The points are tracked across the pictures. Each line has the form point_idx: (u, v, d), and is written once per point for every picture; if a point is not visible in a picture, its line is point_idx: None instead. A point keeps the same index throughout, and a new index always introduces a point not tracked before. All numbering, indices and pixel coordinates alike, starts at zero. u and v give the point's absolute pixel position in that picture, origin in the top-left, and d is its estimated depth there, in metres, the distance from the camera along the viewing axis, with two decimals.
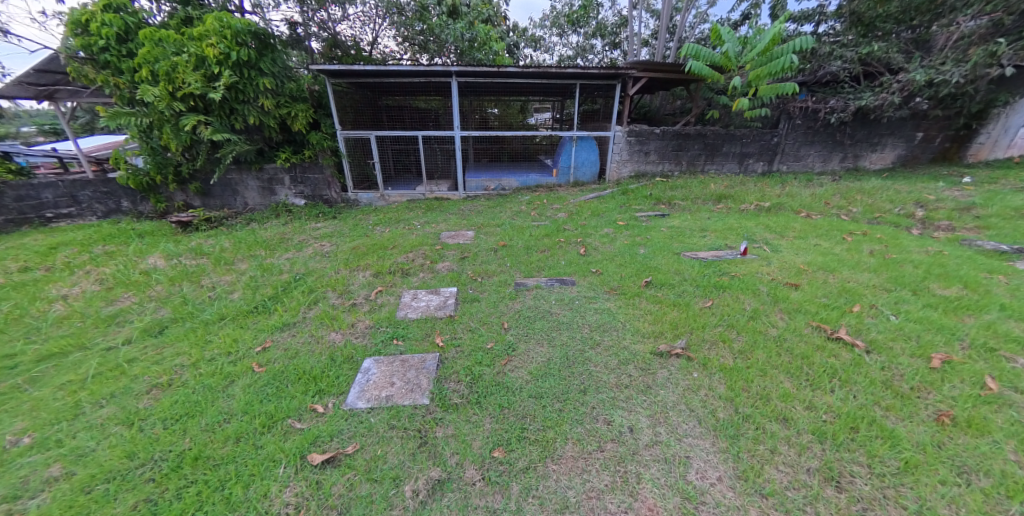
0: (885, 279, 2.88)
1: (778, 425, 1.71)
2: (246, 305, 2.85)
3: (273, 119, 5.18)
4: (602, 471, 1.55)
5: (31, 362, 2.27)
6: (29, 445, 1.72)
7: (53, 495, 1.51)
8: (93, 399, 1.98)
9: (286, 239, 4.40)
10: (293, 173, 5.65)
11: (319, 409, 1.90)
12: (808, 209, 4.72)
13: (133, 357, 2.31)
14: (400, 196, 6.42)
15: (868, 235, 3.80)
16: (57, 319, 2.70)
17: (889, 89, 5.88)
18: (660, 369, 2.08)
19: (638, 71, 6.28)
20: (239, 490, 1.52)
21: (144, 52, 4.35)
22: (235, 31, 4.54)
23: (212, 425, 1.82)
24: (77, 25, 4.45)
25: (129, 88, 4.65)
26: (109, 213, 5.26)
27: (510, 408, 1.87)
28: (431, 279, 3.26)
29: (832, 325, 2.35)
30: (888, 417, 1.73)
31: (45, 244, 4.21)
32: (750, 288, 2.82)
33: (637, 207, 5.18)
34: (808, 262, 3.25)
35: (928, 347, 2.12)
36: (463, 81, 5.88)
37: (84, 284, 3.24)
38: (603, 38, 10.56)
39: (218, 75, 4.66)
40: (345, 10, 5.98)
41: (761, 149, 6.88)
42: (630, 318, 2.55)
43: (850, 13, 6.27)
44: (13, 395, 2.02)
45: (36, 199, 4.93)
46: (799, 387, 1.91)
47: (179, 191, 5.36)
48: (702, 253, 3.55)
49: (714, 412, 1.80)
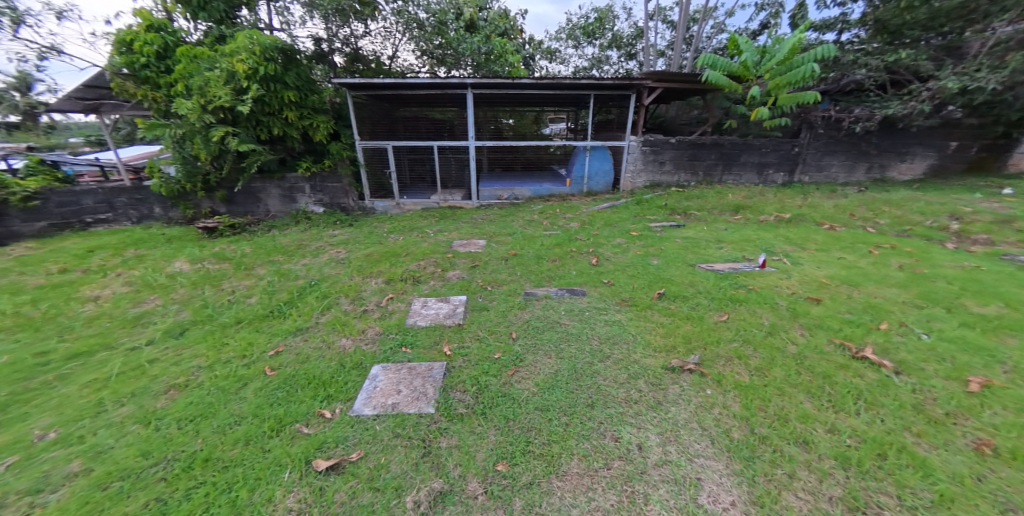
0: (915, 296, 2.74)
1: (797, 448, 1.63)
2: (262, 309, 2.93)
3: (296, 129, 5.40)
4: (608, 490, 1.49)
5: (61, 360, 2.38)
6: (53, 441, 1.79)
7: (70, 491, 1.56)
8: (115, 397, 2.06)
9: (303, 245, 4.50)
10: (312, 182, 5.85)
11: (326, 415, 1.92)
12: (831, 221, 4.55)
13: (155, 358, 2.39)
14: (414, 204, 6.54)
15: (896, 248, 3.63)
16: (87, 320, 2.84)
17: (918, 97, 5.68)
18: (671, 384, 2.02)
19: (652, 81, 6.22)
20: (244, 493, 1.53)
21: (180, 68, 4.64)
22: (263, 48, 4.76)
23: (223, 427, 1.86)
24: (122, 44, 4.74)
25: (164, 102, 4.95)
26: (142, 219, 5.54)
27: (515, 420, 1.84)
28: (441, 287, 3.29)
29: (857, 344, 2.24)
30: (920, 444, 1.61)
31: (81, 248, 4.42)
32: (768, 302, 2.73)
33: (650, 217, 5.08)
34: (830, 275, 3.13)
35: (964, 370, 1.99)
36: (477, 93, 5.99)
37: (114, 287, 3.40)
38: (619, 49, 10.66)
39: (247, 89, 4.84)
40: (367, 26, 6.22)
41: (782, 158, 6.70)
42: (641, 331, 2.50)
43: (875, 21, 6.22)
44: (42, 391, 2.11)
45: (76, 204, 5.19)
46: (820, 408, 1.82)
47: (206, 199, 5.63)
48: (718, 265, 3.45)
49: (727, 431, 1.73)
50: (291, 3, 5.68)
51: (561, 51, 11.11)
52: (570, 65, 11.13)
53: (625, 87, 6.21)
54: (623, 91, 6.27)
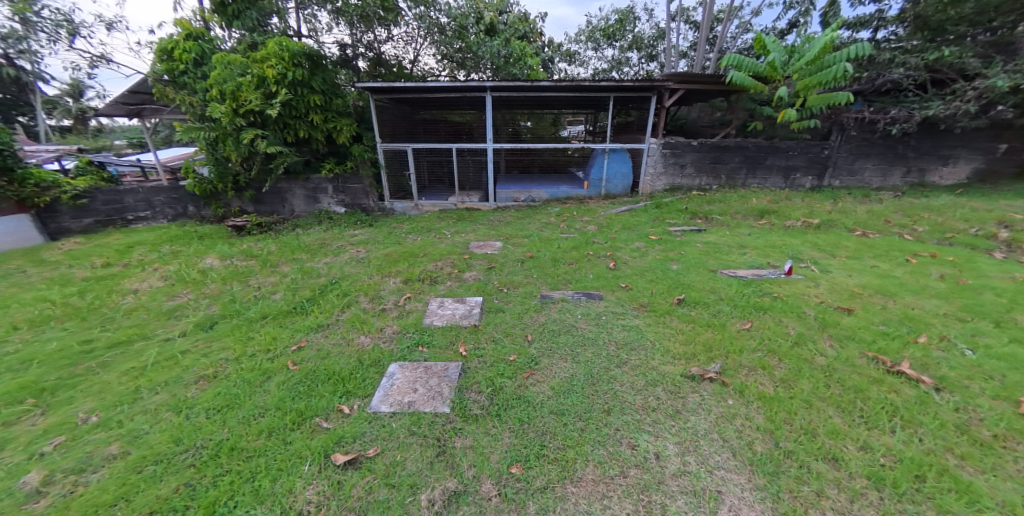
0: (958, 308, 2.59)
1: (825, 465, 1.56)
2: (286, 305, 3.03)
3: (321, 132, 5.57)
4: (625, 499, 1.48)
5: (103, 348, 2.53)
6: (96, 424, 1.90)
7: (110, 472, 1.66)
8: (150, 385, 2.17)
9: (326, 244, 4.64)
10: (335, 184, 6.02)
11: (345, 410, 1.97)
12: (863, 227, 4.36)
13: (186, 349, 2.51)
14: (432, 206, 6.64)
15: (937, 257, 3.44)
16: (127, 311, 3.01)
17: (962, 97, 5.38)
18: (690, 393, 1.98)
19: (675, 83, 6.03)
20: (268, 483, 1.59)
21: (215, 74, 4.81)
22: (292, 54, 4.95)
23: (249, 418, 1.93)
24: (163, 52, 5.03)
25: (200, 106, 5.15)
26: (177, 217, 5.82)
27: (530, 423, 1.85)
28: (458, 288, 3.32)
29: (892, 358, 2.13)
30: (963, 468, 1.52)
31: (123, 243, 4.68)
32: (795, 311, 2.63)
33: (670, 221, 4.99)
34: (862, 284, 3.00)
35: (1015, 389, 1.86)
36: (496, 96, 6.03)
37: (152, 281, 3.59)
38: (640, 50, 10.53)
39: (276, 93, 5.08)
40: (390, 31, 6.38)
41: (810, 162, 6.46)
42: (659, 337, 2.46)
43: (915, 17, 5.89)
44: (86, 377, 2.25)
45: (119, 203, 5.49)
46: (851, 424, 1.74)
47: (236, 198, 5.88)
48: (740, 271, 3.35)
49: (750, 444, 1.68)
50: (318, 10, 5.88)
51: (580, 53, 11.06)
52: (590, 67, 11.06)
53: (646, 89, 6.12)
54: (644, 93, 6.18)
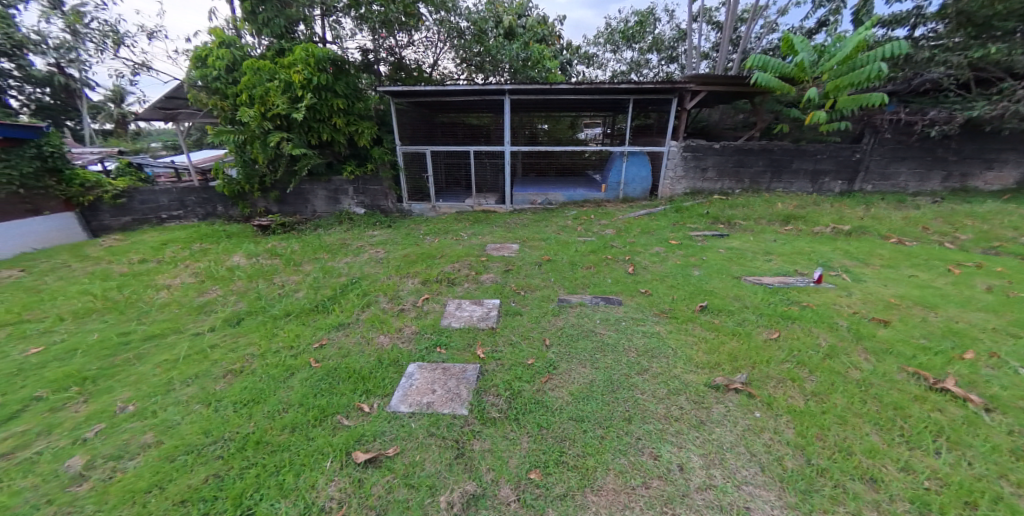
0: (1008, 322, 2.42)
1: (863, 485, 1.47)
2: (308, 304, 3.09)
3: (343, 135, 5.69)
4: (648, 510, 1.43)
5: (138, 341, 2.63)
6: (132, 413, 1.98)
7: (144, 460, 1.71)
8: (182, 378, 2.25)
9: (346, 244, 4.73)
10: (355, 185, 6.13)
11: (365, 409, 1.98)
12: (900, 234, 4.15)
13: (215, 344, 2.59)
14: (449, 208, 6.69)
15: (983, 268, 3.24)
16: (161, 306, 3.13)
17: (1011, 97, 5.07)
18: (715, 403, 1.91)
19: (695, 85, 5.91)
20: (291, 477, 1.61)
21: (245, 80, 5.00)
22: (318, 59, 5.08)
23: (273, 413, 1.97)
24: (198, 59, 5.25)
25: (231, 111, 5.35)
26: (208, 216, 6.04)
27: (549, 429, 1.82)
28: (475, 290, 3.32)
29: (935, 374, 2.01)
30: (1020, 495, 1.41)
31: (157, 241, 4.88)
32: (826, 321, 2.52)
33: (691, 226, 4.88)
34: (900, 295, 2.84)
35: None
36: (515, 99, 6.03)
37: (183, 277, 3.73)
38: (660, 52, 10.39)
39: (302, 98, 5.22)
40: (410, 36, 6.48)
41: (840, 165, 6.21)
42: (681, 345, 2.38)
43: (957, 13, 5.59)
44: (123, 367, 2.35)
45: (154, 202, 5.73)
46: (891, 443, 1.65)
47: (262, 199, 6.06)
48: (766, 278, 3.24)
49: (781, 459, 1.60)
50: (342, 17, 6.01)
51: (599, 56, 10.98)
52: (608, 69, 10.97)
53: (667, 92, 6.01)
54: (665, 95, 6.06)
